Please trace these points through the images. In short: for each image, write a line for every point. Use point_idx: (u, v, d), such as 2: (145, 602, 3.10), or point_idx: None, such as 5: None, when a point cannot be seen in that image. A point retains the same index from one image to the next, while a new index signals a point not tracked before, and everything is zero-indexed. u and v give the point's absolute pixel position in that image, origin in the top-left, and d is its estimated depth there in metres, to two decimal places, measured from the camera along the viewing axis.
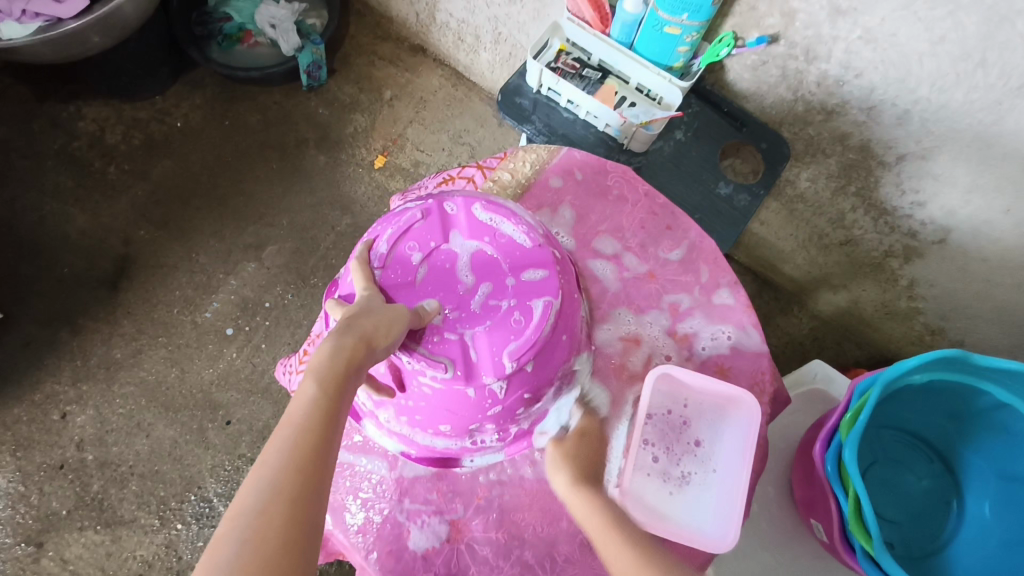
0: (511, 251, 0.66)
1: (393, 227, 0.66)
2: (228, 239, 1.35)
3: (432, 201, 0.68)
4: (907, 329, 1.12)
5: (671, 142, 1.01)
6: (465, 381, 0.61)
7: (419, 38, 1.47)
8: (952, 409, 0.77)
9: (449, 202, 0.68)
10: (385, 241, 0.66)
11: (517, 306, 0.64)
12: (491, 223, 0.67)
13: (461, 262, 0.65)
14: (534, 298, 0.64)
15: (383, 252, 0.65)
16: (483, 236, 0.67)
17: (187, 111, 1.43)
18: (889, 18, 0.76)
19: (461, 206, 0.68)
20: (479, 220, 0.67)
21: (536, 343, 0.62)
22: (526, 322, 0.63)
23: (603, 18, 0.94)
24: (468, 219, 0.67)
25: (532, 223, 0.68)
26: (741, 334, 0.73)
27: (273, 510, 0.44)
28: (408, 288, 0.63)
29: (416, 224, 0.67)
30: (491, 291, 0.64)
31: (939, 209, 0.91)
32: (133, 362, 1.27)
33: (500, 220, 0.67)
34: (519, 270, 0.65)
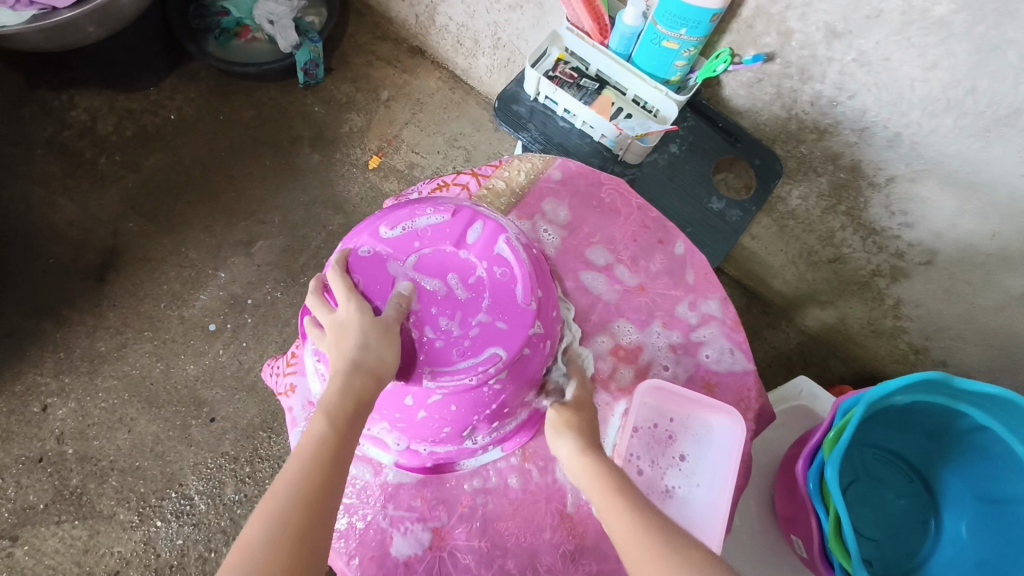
0: (442, 234, 0.66)
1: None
2: (218, 234, 1.34)
3: (347, 259, 0.64)
4: (891, 347, 1.14)
5: (665, 155, 1.01)
6: (515, 344, 0.62)
7: (418, 40, 1.48)
8: (933, 429, 0.78)
9: (363, 249, 0.65)
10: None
11: (488, 259, 0.65)
12: (405, 228, 0.66)
13: (412, 277, 0.64)
14: (498, 236, 0.66)
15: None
16: (412, 243, 0.65)
17: (182, 104, 1.42)
18: (883, 42, 0.77)
19: (376, 242, 0.65)
20: (396, 237, 0.66)
21: (524, 275, 0.64)
22: (508, 267, 0.65)
23: (602, 28, 0.94)
24: (385, 245, 0.65)
25: (434, 203, 0.68)
26: (730, 349, 0.73)
27: (281, 544, 0.46)
28: (381, 302, 0.62)
29: (362, 284, 0.63)
30: (454, 270, 0.65)
31: (927, 231, 0.92)
32: (118, 355, 1.25)
33: (411, 221, 0.67)
34: (464, 238, 0.66)
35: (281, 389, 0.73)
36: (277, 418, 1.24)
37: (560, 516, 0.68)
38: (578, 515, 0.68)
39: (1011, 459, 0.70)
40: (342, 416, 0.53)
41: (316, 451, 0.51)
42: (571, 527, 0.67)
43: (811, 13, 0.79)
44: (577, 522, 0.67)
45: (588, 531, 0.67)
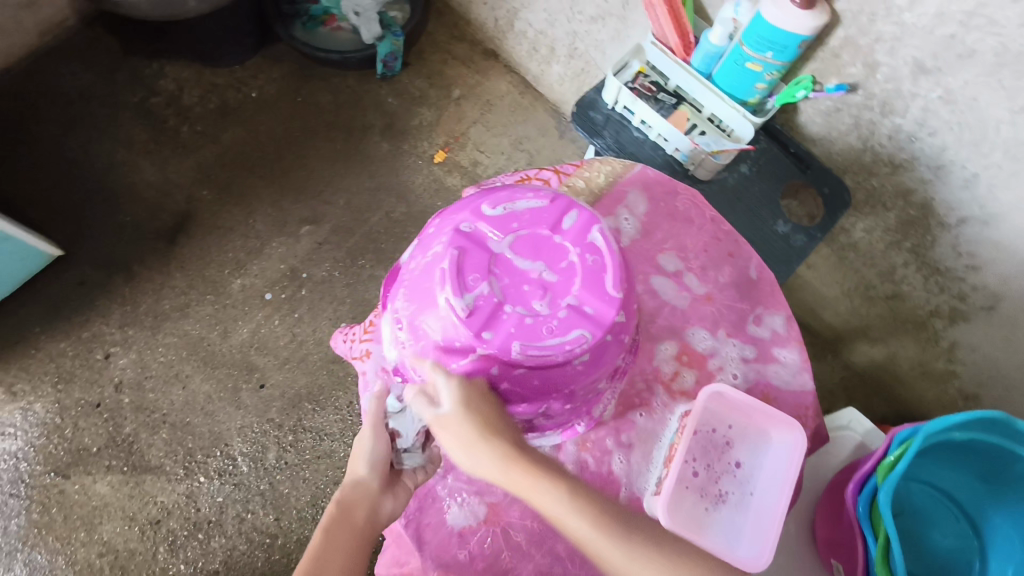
0: (539, 219, 0.67)
1: (444, 274, 0.64)
2: (285, 210, 1.39)
3: (451, 233, 0.66)
4: (941, 391, 1.13)
5: (735, 174, 1.02)
6: (600, 331, 0.64)
7: (493, 43, 1.52)
8: (986, 470, 0.77)
9: (464, 224, 0.67)
10: (456, 290, 0.63)
11: (582, 246, 0.66)
12: (505, 207, 0.68)
13: (507, 254, 0.65)
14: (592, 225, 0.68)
15: (462, 301, 0.62)
16: (510, 224, 0.67)
17: (264, 83, 1.49)
18: (973, 82, 0.77)
19: (478, 218, 0.67)
20: (497, 215, 0.67)
21: (614, 266, 0.66)
22: (600, 255, 0.66)
23: (686, 45, 0.97)
24: (486, 222, 0.67)
25: (531, 189, 0.70)
26: (793, 366, 0.75)
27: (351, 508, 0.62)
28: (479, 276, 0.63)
29: (462, 256, 0.64)
30: (549, 253, 0.66)
31: (994, 275, 0.92)
32: (180, 315, 1.31)
33: (510, 204, 0.68)
34: (559, 224, 0.68)
35: (357, 354, 0.77)
36: (323, 392, 1.28)
37: None
38: (630, 510, 0.69)
39: None
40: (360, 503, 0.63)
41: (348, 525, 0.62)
42: None
43: (900, 48, 0.81)
44: None
45: None
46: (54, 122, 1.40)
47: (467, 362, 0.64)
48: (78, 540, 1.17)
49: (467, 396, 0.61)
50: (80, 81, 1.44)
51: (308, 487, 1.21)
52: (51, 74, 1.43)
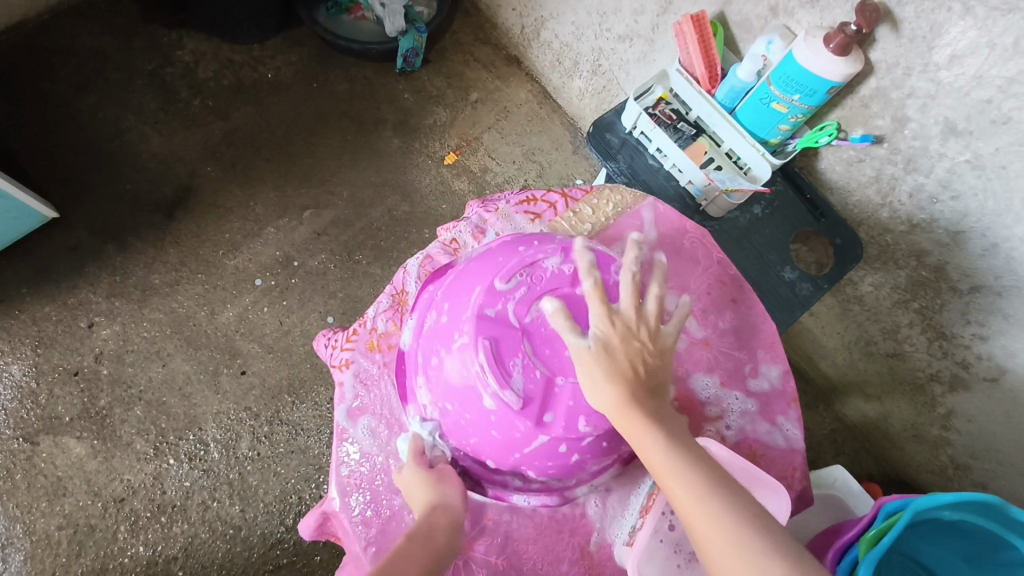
0: (556, 279, 0.62)
1: (482, 369, 0.58)
2: (288, 196, 1.37)
3: (475, 326, 0.60)
4: (931, 457, 1.11)
5: (747, 215, 0.99)
6: None
7: (517, 50, 1.50)
8: (970, 552, 0.75)
9: (487, 309, 0.60)
10: (501, 382, 0.57)
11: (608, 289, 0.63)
12: (518, 274, 0.62)
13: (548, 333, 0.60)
14: (613, 267, 0.65)
15: (512, 392, 0.57)
16: (532, 293, 0.61)
17: (281, 64, 1.46)
18: (1004, 149, 0.75)
19: (496, 298, 0.61)
20: (514, 287, 0.61)
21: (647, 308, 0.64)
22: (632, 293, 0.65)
23: (712, 77, 0.94)
24: (505, 300, 0.61)
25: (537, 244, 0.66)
26: (782, 424, 0.72)
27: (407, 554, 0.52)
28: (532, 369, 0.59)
29: (495, 345, 0.59)
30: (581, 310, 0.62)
31: (1002, 348, 0.90)
32: (169, 291, 1.28)
33: (521, 268, 0.63)
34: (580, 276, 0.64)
35: (336, 363, 0.75)
36: (305, 386, 1.25)
37: (581, 552, 0.66)
38: (598, 556, 0.66)
39: None
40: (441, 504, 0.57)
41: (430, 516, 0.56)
42: (589, 565, 0.66)
43: (932, 106, 0.78)
44: (598, 561, 0.66)
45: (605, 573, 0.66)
46: (65, 81, 1.38)
47: (531, 448, 0.60)
48: (39, 510, 1.14)
49: (615, 330, 0.56)
50: (96, 42, 1.41)
51: (278, 482, 1.19)
52: (67, 32, 1.41)
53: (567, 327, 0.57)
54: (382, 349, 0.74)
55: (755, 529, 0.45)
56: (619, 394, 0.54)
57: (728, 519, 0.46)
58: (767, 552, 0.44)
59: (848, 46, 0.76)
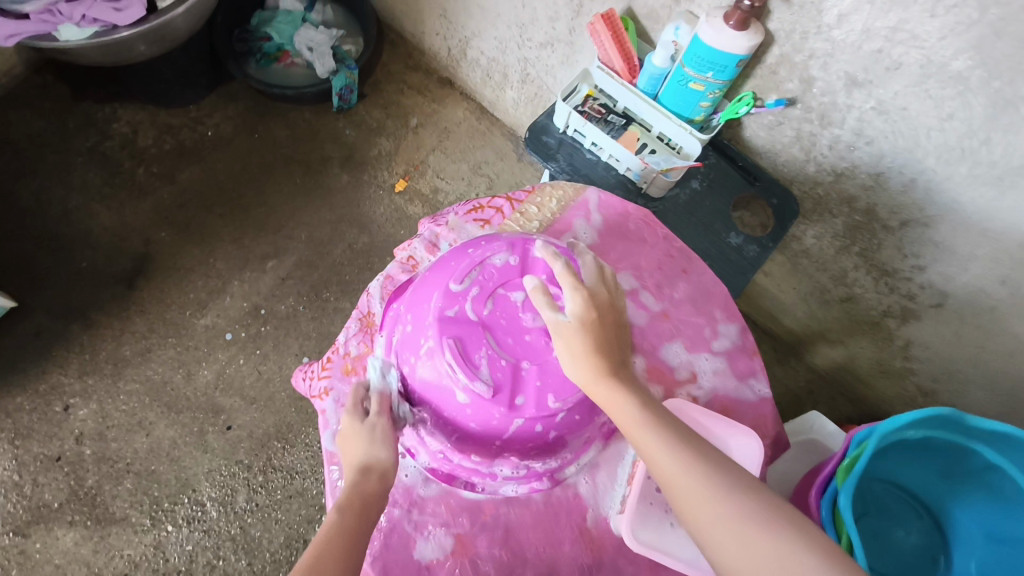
0: (505, 275, 0.67)
1: (451, 366, 0.62)
2: (246, 247, 1.38)
3: (437, 328, 0.63)
4: (900, 388, 1.19)
5: (687, 191, 1.03)
6: None
7: (448, 72, 1.54)
8: (944, 467, 0.80)
9: (447, 311, 0.64)
10: (471, 376, 0.61)
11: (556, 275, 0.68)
12: (471, 275, 0.66)
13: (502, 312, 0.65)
14: (557, 253, 0.69)
15: (482, 383, 0.61)
16: (486, 290, 0.66)
17: (220, 121, 1.48)
18: (902, 92, 0.81)
19: (455, 299, 0.65)
20: (466, 286, 0.65)
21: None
22: None
23: (631, 69, 0.99)
24: (460, 299, 0.65)
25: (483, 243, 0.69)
26: (749, 377, 0.76)
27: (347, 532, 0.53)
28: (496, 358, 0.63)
29: (460, 342, 0.63)
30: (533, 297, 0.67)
31: (939, 274, 0.96)
32: (141, 360, 1.28)
33: (471, 268, 0.66)
34: (528, 265, 0.69)
35: (317, 393, 0.75)
36: (293, 429, 1.26)
37: (580, 530, 0.69)
38: (597, 531, 0.69)
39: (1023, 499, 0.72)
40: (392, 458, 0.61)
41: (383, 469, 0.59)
42: (589, 541, 0.68)
43: (832, 63, 0.84)
44: (596, 536, 0.68)
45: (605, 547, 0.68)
46: (4, 170, 1.37)
47: (512, 433, 0.64)
48: None
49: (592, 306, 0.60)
50: (30, 128, 1.42)
51: (281, 528, 1.19)
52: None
53: (545, 304, 0.60)
54: (358, 372, 0.74)
55: (726, 475, 0.49)
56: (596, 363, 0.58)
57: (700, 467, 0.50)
58: (735, 494, 0.48)
59: (747, 21, 0.82)
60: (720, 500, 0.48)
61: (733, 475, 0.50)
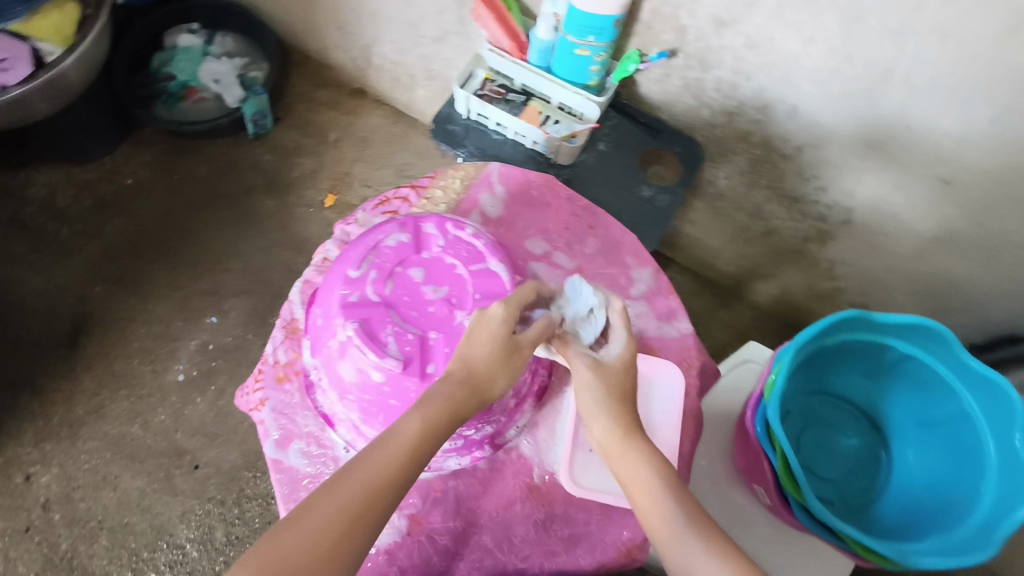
0: (399, 255, 0.73)
1: (359, 347, 0.67)
2: (185, 287, 1.38)
3: (343, 315, 0.69)
4: (834, 308, 1.24)
5: (594, 153, 1.09)
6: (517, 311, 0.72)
7: (357, 82, 1.56)
8: (868, 369, 0.85)
9: (350, 298, 0.70)
10: (380, 353, 0.67)
11: (446, 245, 0.74)
12: (367, 259, 0.72)
13: (396, 292, 0.71)
14: (446, 227, 0.75)
15: (392, 357, 0.67)
16: (382, 273, 0.71)
17: (137, 168, 1.47)
18: (765, 24, 0.85)
19: (354, 285, 0.71)
20: (363, 272, 0.71)
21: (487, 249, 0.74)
22: (473, 244, 0.75)
23: (521, 46, 1.02)
24: (360, 286, 0.71)
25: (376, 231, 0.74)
26: (667, 316, 0.80)
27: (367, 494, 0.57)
28: (401, 333, 0.68)
29: (365, 324, 0.68)
30: (429, 269, 0.73)
31: (840, 192, 1.01)
32: (96, 417, 1.27)
33: (365, 256, 0.72)
34: (421, 243, 0.74)
35: (253, 406, 0.77)
36: (261, 457, 1.26)
37: (528, 488, 0.73)
38: (545, 485, 0.73)
39: (940, 381, 0.77)
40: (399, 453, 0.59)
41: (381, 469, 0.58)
42: (538, 497, 0.72)
43: (698, 9, 0.88)
44: (544, 492, 0.73)
45: (555, 499, 0.72)
46: None
47: None
48: None
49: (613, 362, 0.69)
50: None
51: None
52: None
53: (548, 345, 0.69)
54: (291, 378, 0.78)
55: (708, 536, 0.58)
56: (612, 424, 0.66)
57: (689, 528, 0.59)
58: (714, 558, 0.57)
59: None
60: (703, 561, 0.57)
61: (713, 536, 0.58)
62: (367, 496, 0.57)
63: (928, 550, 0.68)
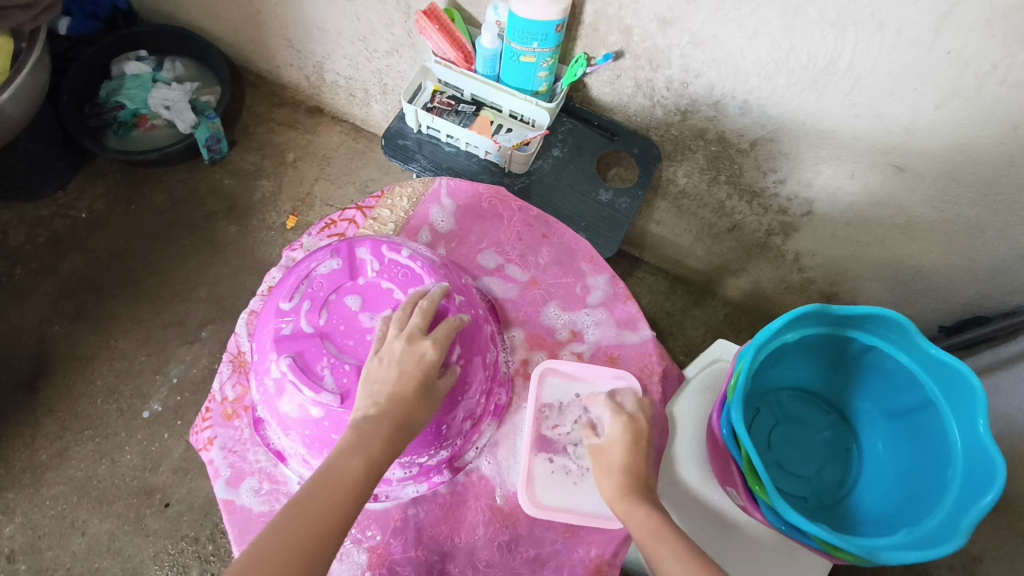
0: (334, 282, 0.73)
1: (296, 383, 0.68)
2: (147, 320, 1.35)
3: (279, 349, 0.70)
4: (805, 298, 1.24)
5: (549, 160, 1.06)
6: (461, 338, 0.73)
7: (314, 100, 1.53)
8: (834, 361, 0.84)
9: (284, 332, 0.70)
10: (315, 388, 0.67)
11: (381, 269, 0.74)
12: (300, 289, 0.73)
13: (333, 322, 0.70)
14: (382, 251, 0.75)
15: (328, 393, 0.67)
16: (314, 304, 0.71)
17: (91, 201, 1.44)
18: (708, 21, 0.84)
19: (289, 317, 0.71)
20: (297, 303, 0.72)
21: (423, 271, 0.74)
22: (409, 268, 0.74)
23: (466, 56, 1.00)
24: (294, 318, 0.71)
25: (310, 259, 0.75)
26: (625, 323, 0.84)
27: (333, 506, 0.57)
28: (336, 365, 0.68)
29: (300, 358, 0.69)
30: (363, 295, 0.72)
31: (799, 184, 1.00)
32: (60, 461, 1.23)
33: (298, 286, 0.73)
34: (356, 267, 0.74)
35: (201, 445, 0.78)
36: None
37: (491, 511, 0.76)
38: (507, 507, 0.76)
39: (904, 369, 0.76)
40: (343, 496, 0.58)
41: (326, 508, 0.57)
42: (502, 519, 0.76)
43: (641, 8, 0.86)
44: (507, 513, 0.76)
45: (518, 522, 0.75)
46: None
47: None
48: None
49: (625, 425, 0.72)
50: None
51: None
52: None
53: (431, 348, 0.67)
54: (240, 414, 0.79)
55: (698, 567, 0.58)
56: (614, 480, 0.67)
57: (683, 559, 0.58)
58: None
59: None
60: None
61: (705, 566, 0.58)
62: (315, 539, 0.55)
63: (901, 542, 0.67)
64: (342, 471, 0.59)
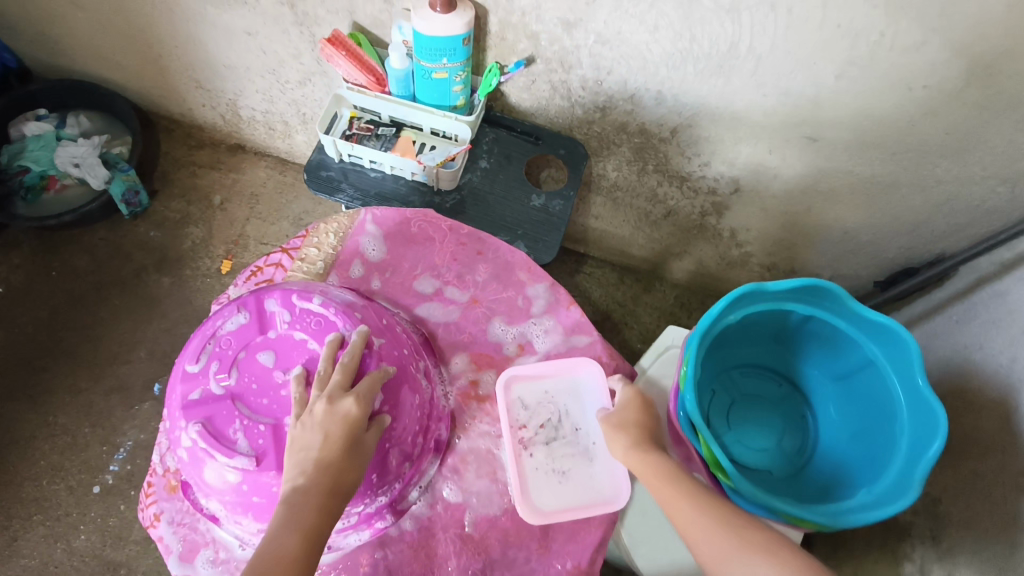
0: (243, 339, 0.72)
1: (207, 450, 0.68)
2: (86, 390, 1.28)
3: (189, 416, 0.69)
4: (747, 272, 1.27)
5: (478, 172, 1.05)
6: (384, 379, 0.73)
7: (234, 138, 1.49)
8: (776, 333, 0.86)
9: (193, 397, 0.70)
10: (228, 453, 0.67)
11: (293, 319, 0.73)
12: (207, 350, 0.72)
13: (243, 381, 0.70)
14: (291, 300, 0.74)
15: (242, 456, 0.67)
16: (223, 365, 0.71)
17: (8, 273, 1.36)
18: (610, 19, 0.84)
19: (197, 380, 0.71)
20: (203, 365, 0.71)
21: (336, 317, 0.74)
22: (322, 315, 0.74)
23: (378, 79, 0.98)
24: (203, 381, 0.71)
25: (217, 316, 0.74)
26: (571, 328, 0.88)
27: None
28: (247, 426, 0.69)
29: (211, 423, 0.69)
30: (275, 350, 0.72)
31: (723, 165, 1.02)
32: (11, 552, 1.16)
33: (205, 347, 0.72)
34: (265, 320, 0.73)
35: (148, 522, 0.78)
36: None
37: (462, 540, 0.78)
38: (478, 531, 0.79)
39: (841, 333, 0.79)
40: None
41: None
42: (474, 546, 0.78)
43: (543, 13, 0.86)
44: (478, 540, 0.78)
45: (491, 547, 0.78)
46: None
47: None
48: None
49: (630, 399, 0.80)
50: None
51: None
52: None
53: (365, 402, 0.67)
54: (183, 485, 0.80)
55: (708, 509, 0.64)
56: (626, 440, 0.75)
57: (692, 502, 0.66)
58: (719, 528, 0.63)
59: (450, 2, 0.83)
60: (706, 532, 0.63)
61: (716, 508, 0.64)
62: None
63: (863, 503, 0.69)
64: (279, 548, 0.59)
